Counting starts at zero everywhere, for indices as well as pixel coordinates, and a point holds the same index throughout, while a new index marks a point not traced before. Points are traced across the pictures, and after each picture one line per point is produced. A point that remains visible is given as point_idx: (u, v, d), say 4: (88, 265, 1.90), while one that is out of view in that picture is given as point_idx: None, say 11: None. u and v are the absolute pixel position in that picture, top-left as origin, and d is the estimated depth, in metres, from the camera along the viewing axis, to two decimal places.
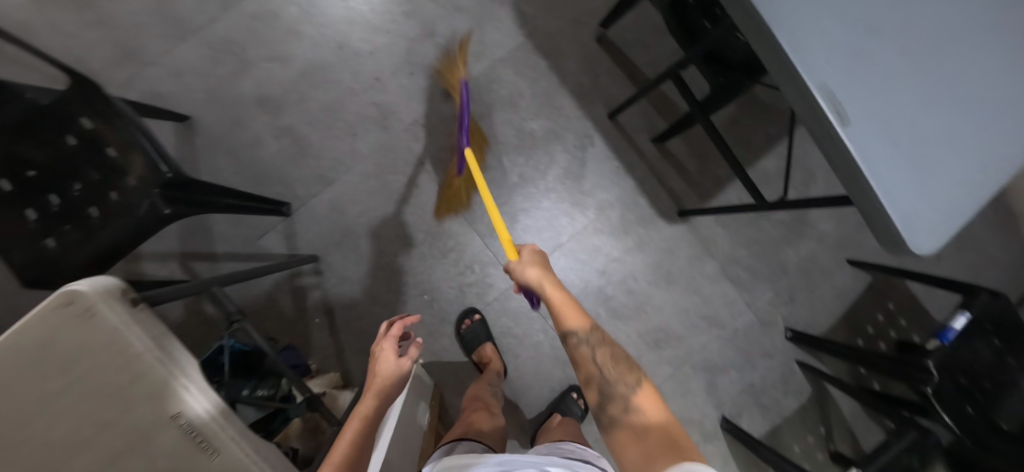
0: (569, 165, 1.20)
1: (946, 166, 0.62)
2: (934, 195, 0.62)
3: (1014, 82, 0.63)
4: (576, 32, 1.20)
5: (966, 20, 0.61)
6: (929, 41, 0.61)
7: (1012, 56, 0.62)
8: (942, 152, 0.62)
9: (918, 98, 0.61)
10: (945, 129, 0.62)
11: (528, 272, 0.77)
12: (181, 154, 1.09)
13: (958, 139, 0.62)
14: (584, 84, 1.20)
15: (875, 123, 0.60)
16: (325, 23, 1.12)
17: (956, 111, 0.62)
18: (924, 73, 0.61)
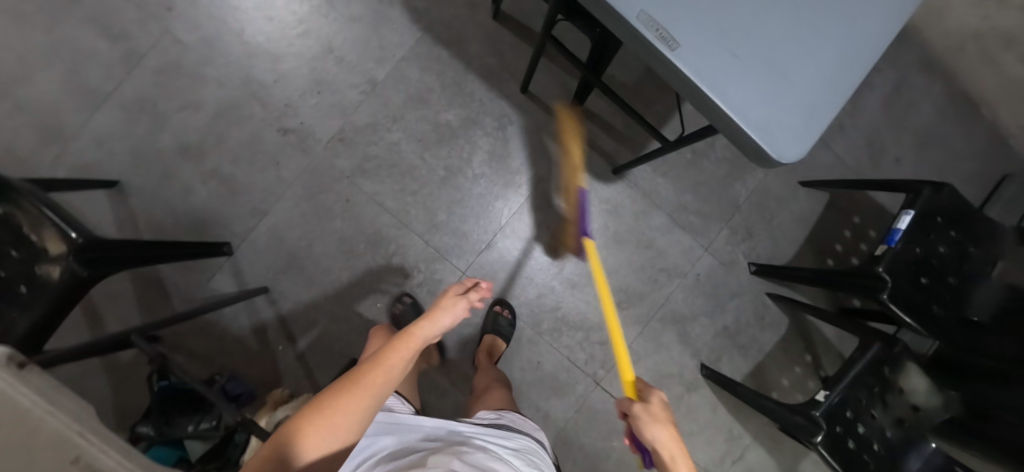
0: (493, 148, 1.20)
1: (795, 67, 0.60)
2: (789, 101, 0.60)
3: None
4: (472, 16, 1.20)
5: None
6: None
7: None
8: (789, 55, 0.60)
9: (754, 2, 0.59)
10: (787, 29, 0.60)
11: (658, 434, 0.63)
12: (120, 216, 1.13)
13: (802, 37, 0.60)
14: (491, 65, 1.20)
15: (710, 35, 0.58)
16: (226, 62, 1.15)
17: (794, 8, 0.60)
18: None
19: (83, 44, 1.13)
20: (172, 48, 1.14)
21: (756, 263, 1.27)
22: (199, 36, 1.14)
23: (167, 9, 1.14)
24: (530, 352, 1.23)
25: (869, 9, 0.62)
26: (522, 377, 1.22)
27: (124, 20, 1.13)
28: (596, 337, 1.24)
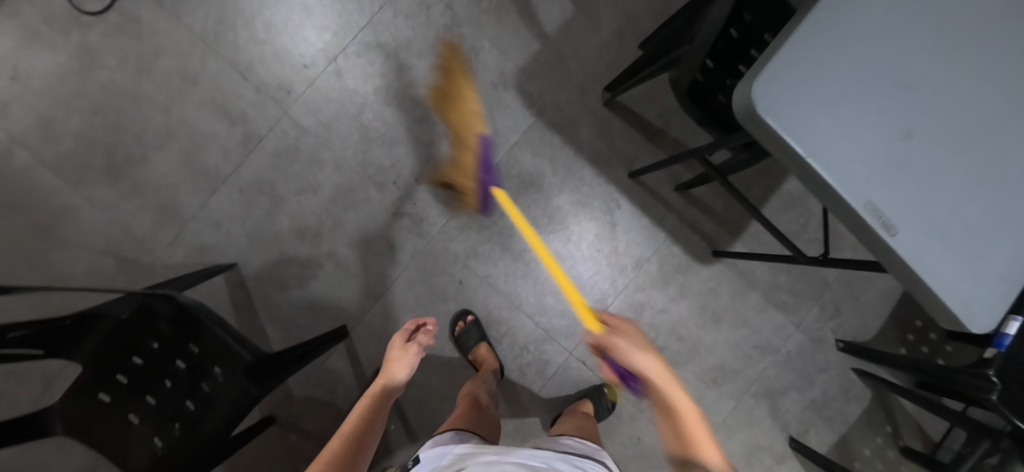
0: (601, 231, 1.23)
1: (999, 241, 0.62)
2: (991, 279, 0.62)
3: None
4: (583, 101, 1.21)
5: (997, 97, 0.62)
6: (965, 127, 0.61)
7: None
8: (992, 233, 0.62)
9: (964, 182, 0.61)
10: (992, 205, 0.62)
11: (641, 359, 0.71)
12: (237, 299, 1.14)
13: (1005, 213, 0.62)
14: (601, 150, 1.22)
15: (925, 217, 0.60)
16: (344, 146, 1.16)
17: (998, 184, 0.62)
18: (964, 158, 0.61)
19: (203, 126, 1.14)
20: (290, 131, 1.15)
21: (844, 341, 1.32)
22: (317, 119, 1.15)
23: (286, 93, 1.15)
24: (631, 428, 1.25)
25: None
26: (624, 453, 1.24)
27: (243, 103, 1.14)
28: None
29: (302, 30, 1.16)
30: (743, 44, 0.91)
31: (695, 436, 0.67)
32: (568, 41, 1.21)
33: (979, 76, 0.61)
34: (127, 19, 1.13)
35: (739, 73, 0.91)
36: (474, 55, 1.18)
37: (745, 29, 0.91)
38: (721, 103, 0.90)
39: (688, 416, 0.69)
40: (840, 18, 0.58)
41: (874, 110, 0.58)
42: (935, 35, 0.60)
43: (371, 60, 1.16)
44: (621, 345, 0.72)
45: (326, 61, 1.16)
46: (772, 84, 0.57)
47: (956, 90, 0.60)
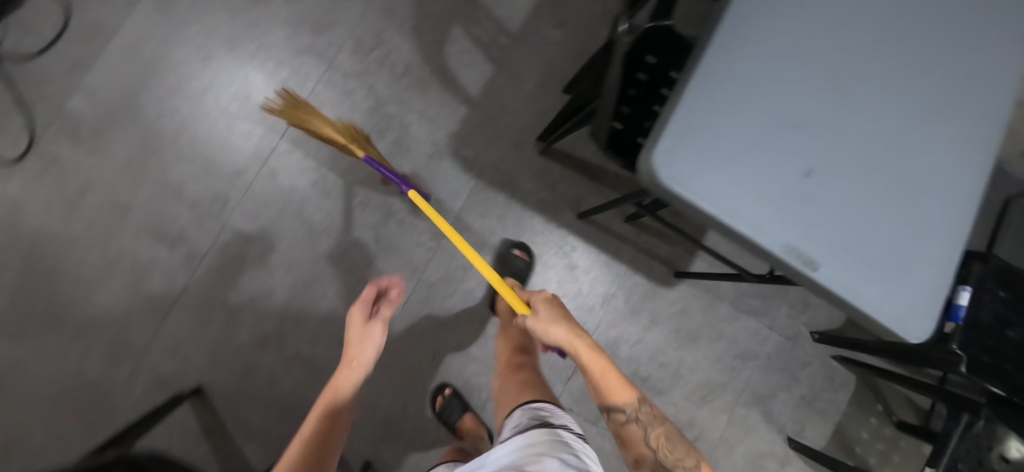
0: (563, 278, 1.25)
1: (915, 249, 0.65)
2: (915, 289, 0.64)
3: (945, 156, 0.66)
4: (520, 154, 1.24)
5: (885, 116, 0.65)
6: (862, 153, 0.64)
7: (930, 135, 0.66)
8: (908, 246, 0.64)
9: (869, 201, 0.64)
10: (900, 217, 0.65)
11: (553, 331, 0.83)
12: (208, 422, 1.10)
13: (916, 224, 0.65)
14: (546, 198, 1.24)
15: (839, 242, 0.62)
16: (291, 245, 1.15)
17: (903, 197, 0.65)
18: (868, 182, 0.64)
19: (143, 254, 1.11)
20: (234, 241, 1.13)
21: (818, 332, 1.33)
22: (259, 224, 1.14)
23: (223, 203, 1.14)
24: None
25: (970, 177, 0.67)
26: None
27: (181, 222, 1.13)
28: (689, 434, 1.27)
29: (229, 139, 1.15)
30: (653, 85, 0.93)
31: (612, 387, 0.80)
32: (494, 100, 1.23)
33: (864, 102, 0.65)
34: (47, 161, 1.11)
35: (654, 113, 0.96)
36: (404, 131, 1.20)
37: (653, 69, 0.92)
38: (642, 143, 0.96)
39: (598, 371, 0.80)
40: (724, 77, 0.61)
41: (771, 154, 0.61)
42: (813, 74, 0.64)
43: (303, 156, 1.17)
44: (541, 327, 0.84)
45: (258, 164, 1.16)
46: (672, 149, 0.59)
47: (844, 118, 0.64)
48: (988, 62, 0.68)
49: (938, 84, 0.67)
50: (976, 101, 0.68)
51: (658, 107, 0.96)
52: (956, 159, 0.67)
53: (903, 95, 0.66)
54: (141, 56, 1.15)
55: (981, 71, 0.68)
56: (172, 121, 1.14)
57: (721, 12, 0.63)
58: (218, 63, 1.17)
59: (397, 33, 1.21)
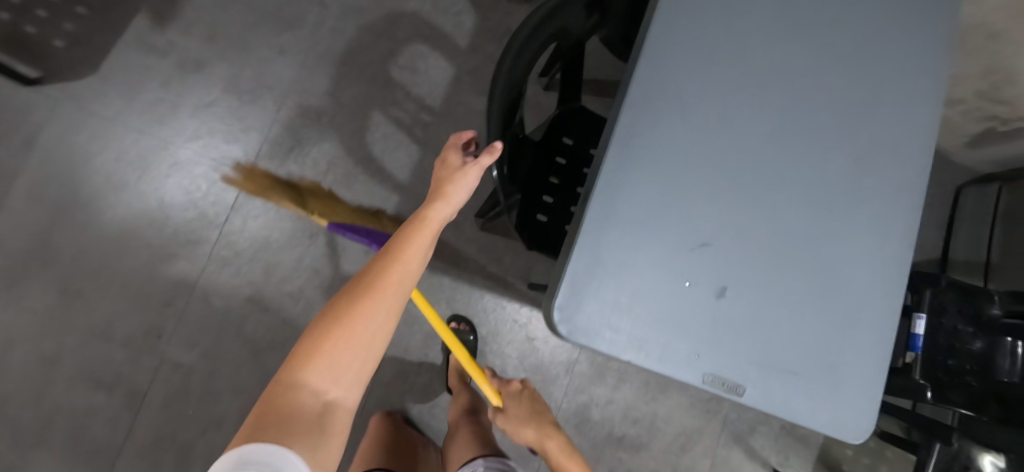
0: (523, 350, 1.21)
1: (843, 344, 0.63)
2: (849, 385, 0.63)
3: (860, 240, 0.64)
4: (459, 233, 1.21)
5: (792, 212, 0.63)
6: (771, 258, 0.62)
7: (840, 221, 0.64)
8: (835, 342, 0.63)
9: (788, 305, 0.62)
10: (824, 313, 0.63)
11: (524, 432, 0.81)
12: None
13: (840, 318, 0.63)
14: (493, 273, 1.21)
15: (762, 355, 0.61)
16: (235, 367, 1.10)
17: (822, 293, 0.63)
18: (782, 286, 0.62)
19: (79, 404, 1.06)
20: (174, 374, 1.09)
21: None
22: (198, 352, 1.10)
23: (156, 337, 1.09)
24: None
25: (895, 258, 0.64)
26: None
27: (114, 364, 1.08)
28: None
29: (154, 268, 1.11)
30: (575, 167, 0.93)
31: None
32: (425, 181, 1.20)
33: (767, 205, 0.63)
34: None
35: (578, 195, 0.92)
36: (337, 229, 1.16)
37: (572, 150, 0.94)
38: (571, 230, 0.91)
39: None
40: (618, 213, 0.58)
41: (681, 277, 0.59)
42: (713, 182, 0.61)
43: (234, 272, 1.12)
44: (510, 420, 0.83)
45: (188, 289, 1.11)
46: (574, 295, 0.57)
47: (751, 223, 0.62)
48: (898, 131, 0.66)
49: (840, 166, 0.65)
50: (886, 178, 0.65)
51: (582, 188, 0.93)
52: (872, 240, 0.64)
53: (809, 185, 0.64)
54: (47, 197, 1.10)
55: (890, 143, 0.65)
56: (91, 259, 1.10)
57: (610, 132, 0.60)
58: (130, 191, 1.12)
59: (314, 129, 1.18)
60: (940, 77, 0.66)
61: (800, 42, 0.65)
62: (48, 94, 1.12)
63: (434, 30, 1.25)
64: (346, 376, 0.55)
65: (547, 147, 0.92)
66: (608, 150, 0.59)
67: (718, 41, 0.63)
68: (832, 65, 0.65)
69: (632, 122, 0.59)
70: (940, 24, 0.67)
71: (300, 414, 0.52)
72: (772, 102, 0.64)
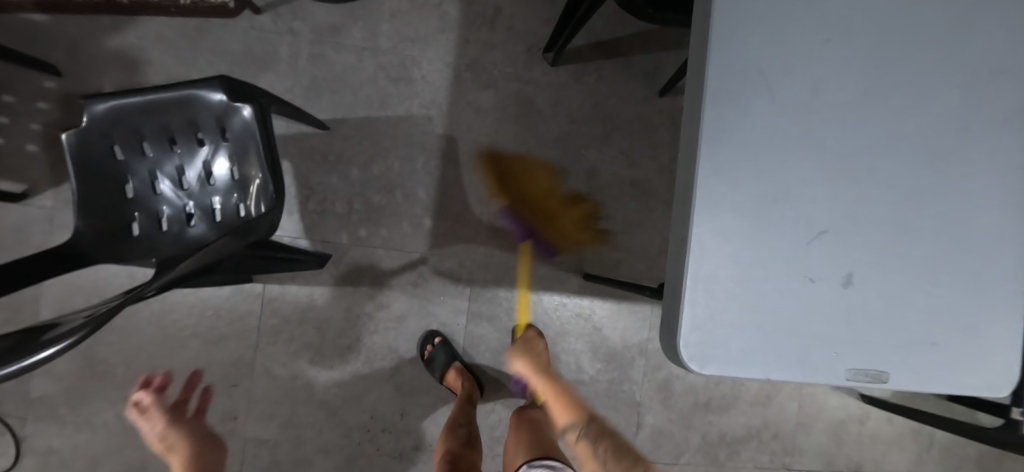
0: (592, 343, 1.18)
1: (989, 296, 0.56)
2: (997, 344, 0.56)
3: (985, 181, 0.56)
4: (502, 242, 1.15)
5: (910, 166, 0.55)
6: (892, 228, 0.55)
7: (961, 165, 0.56)
8: (974, 302, 0.56)
9: (924, 270, 0.55)
10: (963, 268, 0.56)
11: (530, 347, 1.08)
12: None
13: (976, 274, 0.56)
14: (546, 273, 1.16)
15: (905, 333, 0.55)
16: (317, 429, 1.10)
17: (954, 251, 0.56)
18: (908, 255, 0.55)
19: None
20: (260, 451, 1.08)
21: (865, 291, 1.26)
22: (276, 424, 1.08)
23: (232, 419, 1.08)
24: None
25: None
26: None
27: None
28: (767, 432, 1.25)
29: (207, 354, 1.07)
30: (160, 201, 0.74)
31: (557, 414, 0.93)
32: (455, 197, 1.14)
33: (875, 168, 0.55)
34: (43, 454, 1.05)
35: (181, 199, 0.75)
36: (376, 271, 1.11)
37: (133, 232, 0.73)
38: (238, 193, 0.75)
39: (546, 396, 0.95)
40: (721, 224, 0.52)
41: (805, 275, 0.53)
42: (817, 155, 0.54)
43: (288, 338, 1.09)
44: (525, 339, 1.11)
45: (247, 367, 1.08)
46: (699, 326, 0.51)
47: (866, 189, 0.55)
48: (1016, 32, 0.56)
49: (949, 101, 0.56)
50: (1001, 102, 0.56)
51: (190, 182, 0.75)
52: (998, 177, 0.56)
53: (917, 133, 0.56)
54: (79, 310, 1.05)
55: (1007, 47, 0.56)
56: (142, 359, 1.06)
57: (695, 129, 0.53)
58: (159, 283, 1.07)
59: (324, 171, 1.10)
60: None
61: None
62: (42, 205, 1.05)
63: (418, 31, 1.14)
64: None
65: (127, 218, 0.73)
66: (699, 154, 0.52)
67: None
68: None
69: (718, 113, 0.52)
70: None
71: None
72: (864, 45, 0.55)
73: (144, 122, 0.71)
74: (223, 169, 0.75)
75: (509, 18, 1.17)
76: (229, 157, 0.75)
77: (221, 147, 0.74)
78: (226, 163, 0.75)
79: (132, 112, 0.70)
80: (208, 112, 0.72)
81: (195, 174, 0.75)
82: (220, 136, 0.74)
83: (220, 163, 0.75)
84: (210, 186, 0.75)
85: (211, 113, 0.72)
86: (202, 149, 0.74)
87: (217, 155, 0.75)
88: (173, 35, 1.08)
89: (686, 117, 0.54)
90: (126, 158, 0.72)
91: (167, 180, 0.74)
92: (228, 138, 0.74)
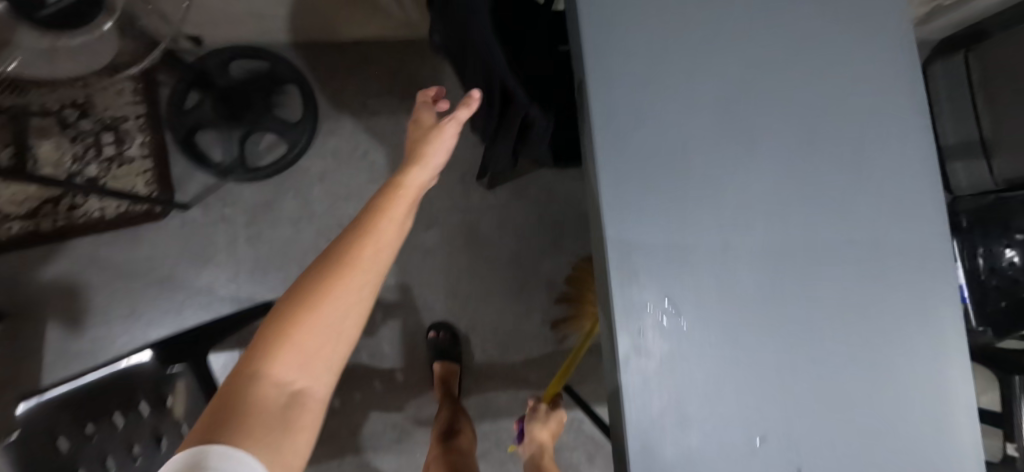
0: (588, 451, 1.18)
1: (925, 393, 0.59)
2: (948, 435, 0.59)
3: (885, 295, 0.60)
4: (476, 373, 1.15)
5: (812, 304, 0.59)
6: (814, 365, 0.58)
7: (858, 289, 0.60)
8: (913, 406, 0.59)
9: (861, 401, 0.58)
10: (895, 378, 0.59)
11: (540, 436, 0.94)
12: None
13: (906, 378, 0.59)
14: (526, 394, 1.16)
15: (858, 457, 0.58)
16: None
17: (877, 364, 0.59)
18: (836, 385, 0.58)
19: None
20: None
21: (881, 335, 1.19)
22: None
23: None
24: None
25: (944, 332, 0.60)
26: None
27: None
28: None
29: None
30: None
31: None
32: (418, 342, 1.14)
33: (784, 318, 0.58)
34: None
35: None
36: (358, 435, 1.11)
37: None
38: None
39: None
40: (659, 425, 0.55)
41: (745, 438, 0.56)
42: (728, 326, 0.57)
43: None
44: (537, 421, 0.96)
45: None
46: None
47: (789, 372, 0.58)
48: (892, 196, 0.61)
49: (834, 233, 0.60)
50: (881, 221, 0.61)
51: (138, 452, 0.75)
52: (893, 287, 0.60)
53: (812, 272, 0.59)
54: None
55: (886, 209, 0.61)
56: None
57: (613, 356, 0.56)
58: None
59: None
60: (907, 120, 0.62)
61: (760, 156, 0.59)
62: None
63: (349, 187, 1.14)
64: (318, 365, 0.42)
65: None
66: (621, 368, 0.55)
67: (670, 181, 0.57)
68: (785, 133, 0.60)
69: (633, 341, 0.55)
70: (880, 53, 0.63)
71: (261, 409, 0.38)
72: (745, 209, 0.58)
73: (81, 410, 0.72)
74: (171, 430, 0.76)
75: None
76: (175, 417, 0.76)
77: (165, 408, 0.76)
78: (174, 423, 0.76)
79: (64, 404, 0.71)
80: (145, 379, 0.75)
81: (144, 446, 0.75)
82: (161, 398, 0.76)
83: (167, 425, 0.76)
84: (161, 451, 0.75)
85: (147, 378, 0.75)
86: (145, 415, 0.75)
87: (162, 417, 0.75)
88: (107, 251, 1.08)
89: (603, 329, 0.58)
90: (68, 450, 0.71)
91: (115, 459, 0.73)
92: (169, 397, 0.76)
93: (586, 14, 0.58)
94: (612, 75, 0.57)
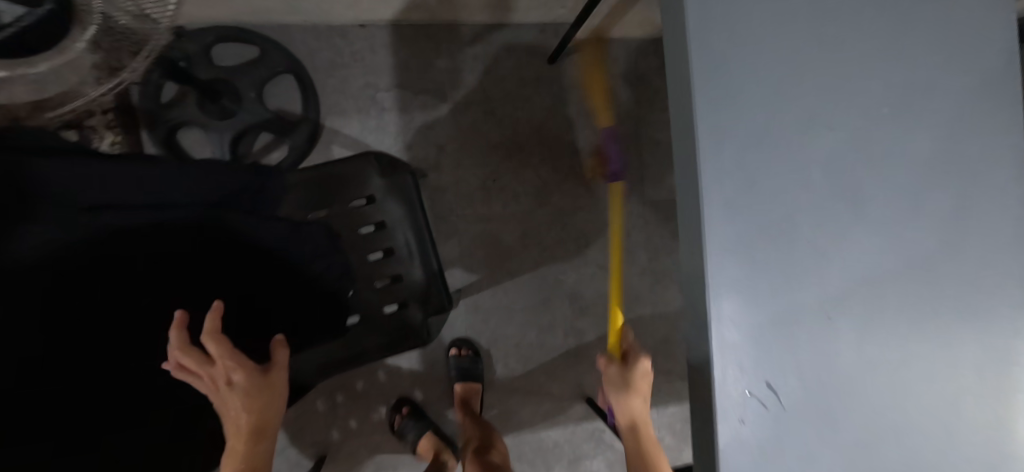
0: (608, 459, 1.17)
1: (1007, 452, 0.57)
2: None
3: (975, 355, 0.56)
4: (497, 388, 1.11)
5: (906, 371, 0.55)
6: (903, 432, 0.55)
7: (950, 350, 0.56)
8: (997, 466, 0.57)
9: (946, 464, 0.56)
10: (983, 440, 0.56)
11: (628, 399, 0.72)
12: None
13: (992, 437, 0.57)
14: (548, 406, 1.13)
15: None
16: None
17: (963, 425, 0.56)
18: (923, 449, 0.56)
19: None
20: None
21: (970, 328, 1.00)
22: None
23: None
24: None
25: None
26: None
27: None
28: None
29: None
30: None
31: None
32: (437, 356, 1.08)
33: (874, 388, 0.55)
34: None
35: None
36: (376, 456, 1.06)
37: None
38: None
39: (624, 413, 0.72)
40: None
41: None
42: (821, 401, 0.53)
43: None
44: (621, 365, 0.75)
45: None
46: None
47: (880, 441, 0.55)
48: (998, 264, 0.56)
49: (935, 294, 0.55)
50: (983, 282, 0.56)
51: None
52: (983, 346, 0.57)
53: (909, 336, 0.55)
54: None
55: (994, 276, 0.56)
56: None
57: (709, 442, 0.51)
58: None
59: None
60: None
61: (865, 219, 0.54)
62: None
63: None
64: None
65: None
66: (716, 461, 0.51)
67: (772, 246, 0.51)
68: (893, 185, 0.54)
69: (733, 428, 0.50)
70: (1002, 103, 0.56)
71: None
72: (845, 270, 0.53)
73: None
74: None
75: (454, 155, 1.08)
76: None
77: None
78: None
79: None
80: None
81: None
82: None
83: None
84: None
85: None
86: None
87: None
88: None
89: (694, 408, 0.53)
90: None
91: None
92: None
93: (696, 53, 0.49)
94: (724, 131, 0.50)
